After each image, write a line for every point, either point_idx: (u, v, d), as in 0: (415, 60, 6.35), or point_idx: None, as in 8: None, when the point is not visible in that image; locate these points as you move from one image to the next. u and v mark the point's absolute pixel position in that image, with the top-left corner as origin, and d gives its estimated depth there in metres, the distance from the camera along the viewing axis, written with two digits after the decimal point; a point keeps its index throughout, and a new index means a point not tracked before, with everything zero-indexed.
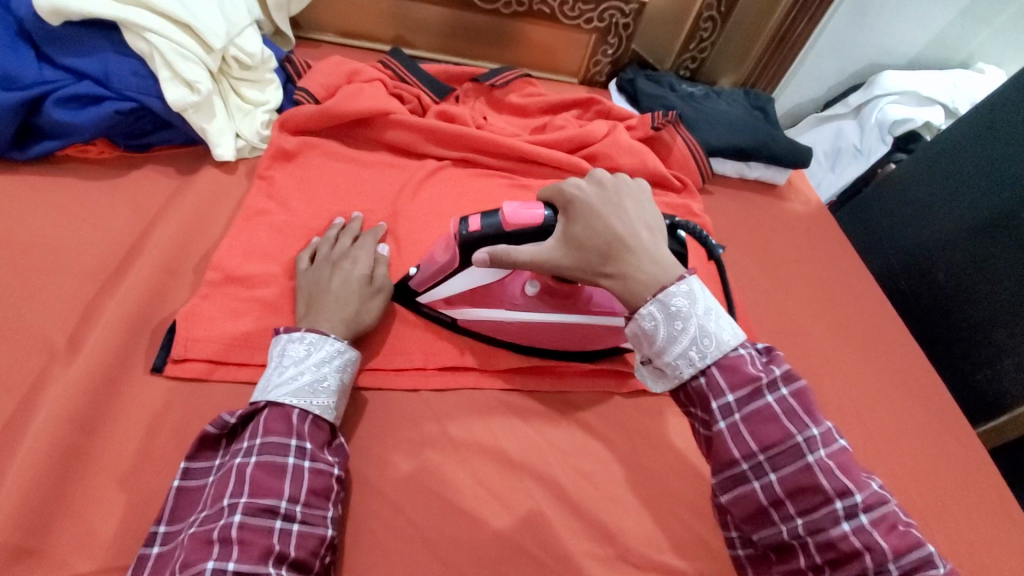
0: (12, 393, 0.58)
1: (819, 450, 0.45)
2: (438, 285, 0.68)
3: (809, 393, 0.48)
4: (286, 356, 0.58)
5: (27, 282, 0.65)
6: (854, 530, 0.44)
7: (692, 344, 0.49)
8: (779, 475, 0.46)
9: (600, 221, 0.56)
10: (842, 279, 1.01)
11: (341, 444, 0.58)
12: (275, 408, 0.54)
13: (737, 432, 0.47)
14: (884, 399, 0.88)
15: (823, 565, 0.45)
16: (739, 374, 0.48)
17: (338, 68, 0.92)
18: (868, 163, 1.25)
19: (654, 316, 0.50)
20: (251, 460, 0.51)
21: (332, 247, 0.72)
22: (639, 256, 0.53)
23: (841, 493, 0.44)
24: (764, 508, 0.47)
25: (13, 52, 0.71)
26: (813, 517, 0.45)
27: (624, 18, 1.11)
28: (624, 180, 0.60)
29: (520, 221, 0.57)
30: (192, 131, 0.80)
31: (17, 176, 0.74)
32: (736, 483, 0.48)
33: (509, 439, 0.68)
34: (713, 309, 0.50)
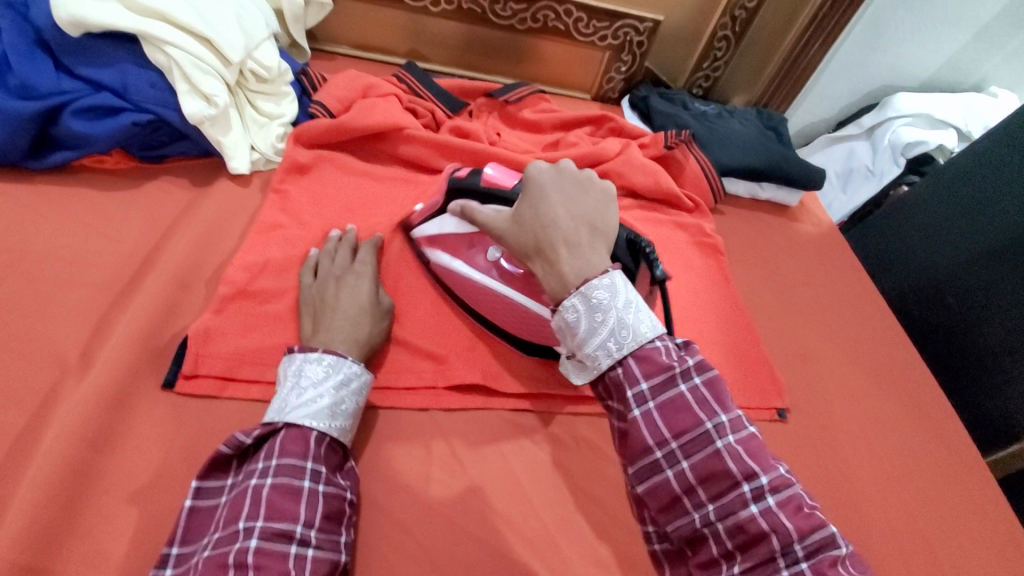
0: (24, 407, 0.58)
1: (727, 436, 0.48)
2: (430, 219, 0.76)
3: (720, 383, 0.51)
4: (305, 377, 0.58)
5: (41, 294, 0.65)
6: (762, 511, 0.46)
7: (611, 336, 0.51)
8: (690, 462, 0.49)
9: (543, 208, 0.57)
10: (852, 303, 1.00)
11: (351, 467, 0.58)
12: (293, 429, 0.54)
13: (652, 420, 0.50)
14: (895, 426, 0.87)
15: (733, 550, 0.47)
16: (653, 363, 0.51)
17: (355, 82, 0.93)
18: (880, 184, 1.25)
19: (577, 308, 0.52)
20: (267, 481, 0.51)
21: (333, 262, 0.72)
22: (569, 248, 0.55)
23: (747, 476, 0.47)
24: (678, 495, 0.49)
25: (32, 62, 0.72)
26: (723, 502, 0.48)
27: (638, 36, 1.12)
28: (588, 179, 0.61)
29: (491, 180, 0.70)
30: (207, 143, 0.80)
31: (32, 185, 0.74)
32: (652, 472, 0.50)
33: (519, 461, 0.67)
34: (633, 303, 0.52)
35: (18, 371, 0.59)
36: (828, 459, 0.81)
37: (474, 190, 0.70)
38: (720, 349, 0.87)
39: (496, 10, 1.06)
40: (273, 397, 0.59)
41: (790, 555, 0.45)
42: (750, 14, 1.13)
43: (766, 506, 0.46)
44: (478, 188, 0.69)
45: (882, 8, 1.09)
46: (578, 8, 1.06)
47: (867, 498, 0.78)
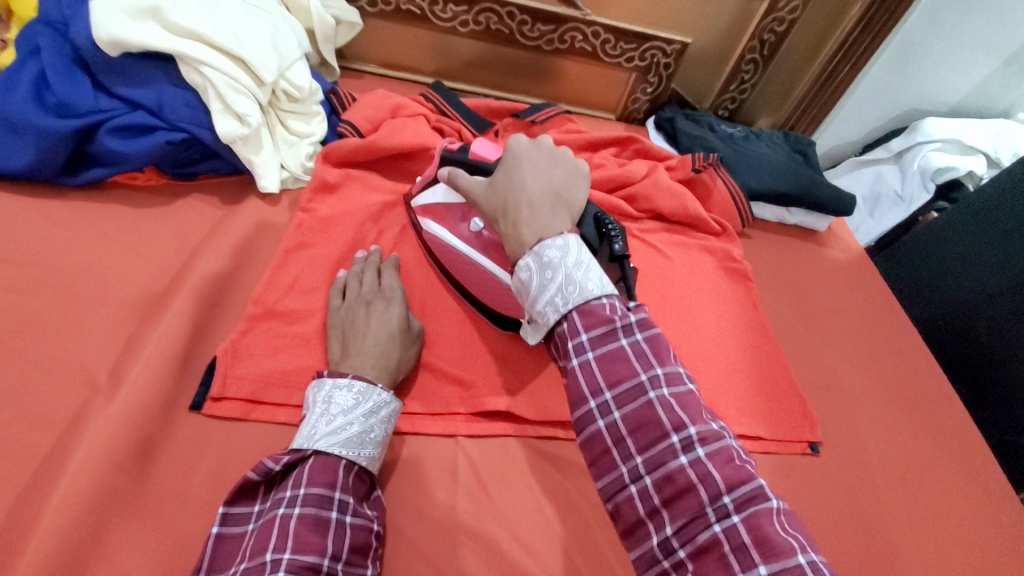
0: (54, 426, 0.57)
1: (660, 388, 0.48)
2: (426, 189, 0.80)
3: (660, 339, 0.50)
4: (334, 404, 0.57)
5: (73, 311, 0.65)
6: (691, 462, 0.45)
7: (558, 292, 0.50)
8: (623, 413, 0.48)
9: (515, 173, 0.60)
10: (884, 333, 0.98)
11: (378, 497, 0.58)
12: (321, 458, 0.54)
13: (588, 370, 0.49)
14: (930, 463, 0.84)
15: (660, 502, 0.46)
16: (595, 317, 0.49)
17: (383, 102, 0.93)
18: (909, 210, 1.22)
19: (530, 267, 0.52)
20: (294, 511, 0.50)
21: (361, 285, 0.72)
22: (532, 204, 0.57)
23: (677, 426, 0.46)
24: (609, 448, 0.48)
25: (71, 81, 0.73)
26: (653, 453, 0.47)
27: (665, 58, 1.12)
28: (563, 154, 0.64)
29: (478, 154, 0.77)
30: (238, 161, 0.80)
31: (65, 203, 0.74)
32: (586, 423, 0.49)
33: (546, 492, 0.66)
34: (583, 262, 0.51)
35: (46, 392, 0.59)
36: (863, 497, 0.78)
37: (459, 160, 0.72)
38: (750, 378, 0.85)
39: (524, 32, 1.06)
40: (301, 422, 0.59)
41: (721, 509, 0.43)
42: (779, 37, 1.12)
43: (696, 457, 0.45)
44: (463, 161, 0.71)
45: (912, 32, 1.08)
46: (606, 30, 1.06)
47: (904, 538, 0.75)
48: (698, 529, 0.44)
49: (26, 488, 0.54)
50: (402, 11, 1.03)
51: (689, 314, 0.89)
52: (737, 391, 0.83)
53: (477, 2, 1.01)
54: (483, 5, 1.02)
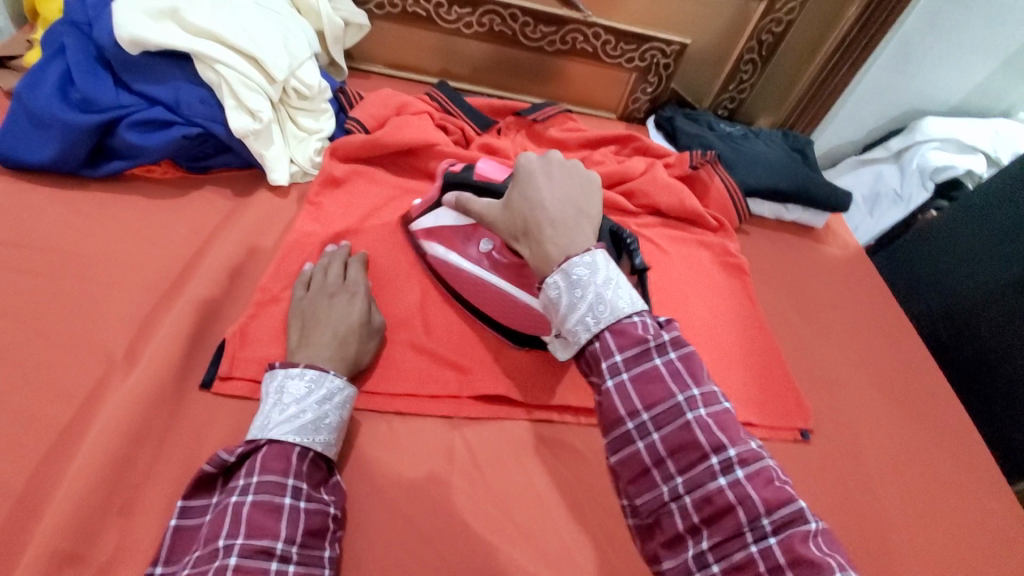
0: (72, 400, 0.61)
1: (698, 408, 0.48)
2: (427, 212, 0.80)
3: (695, 357, 0.50)
4: (286, 393, 0.59)
5: (91, 294, 0.68)
6: (730, 483, 0.46)
7: (589, 311, 0.51)
8: (661, 434, 0.48)
9: (532, 192, 0.60)
10: (878, 328, 0.99)
11: (336, 482, 0.60)
12: (275, 446, 0.55)
13: (624, 390, 0.49)
14: (921, 453, 0.85)
15: (699, 523, 0.46)
16: (628, 336, 0.50)
17: (389, 100, 0.96)
18: (908, 209, 1.23)
19: (558, 285, 0.53)
20: (247, 499, 0.52)
21: (326, 277, 0.74)
22: (555, 225, 0.57)
23: (715, 447, 0.47)
24: (647, 469, 0.49)
25: (93, 78, 0.77)
26: (691, 474, 0.47)
27: (664, 58, 1.14)
28: (573, 165, 0.63)
29: (484, 176, 0.73)
30: (249, 156, 0.84)
31: (86, 193, 0.78)
32: (623, 444, 0.49)
33: (539, 472, 0.68)
34: (613, 280, 0.52)
35: (67, 368, 0.63)
36: (852, 484, 0.80)
37: (469, 183, 0.73)
38: (744, 368, 0.87)
39: (526, 33, 1.09)
40: (255, 414, 0.61)
41: (760, 531, 0.44)
42: (777, 38, 1.14)
43: (735, 478, 0.46)
44: (473, 181, 0.72)
45: (911, 31, 1.10)
46: (606, 31, 1.09)
47: (893, 524, 0.77)
48: (736, 549, 0.44)
49: (47, 457, 0.57)
50: (408, 13, 1.07)
51: (685, 306, 0.91)
52: (730, 381, 0.85)
53: (481, 4, 1.05)
54: (486, 8, 1.05)
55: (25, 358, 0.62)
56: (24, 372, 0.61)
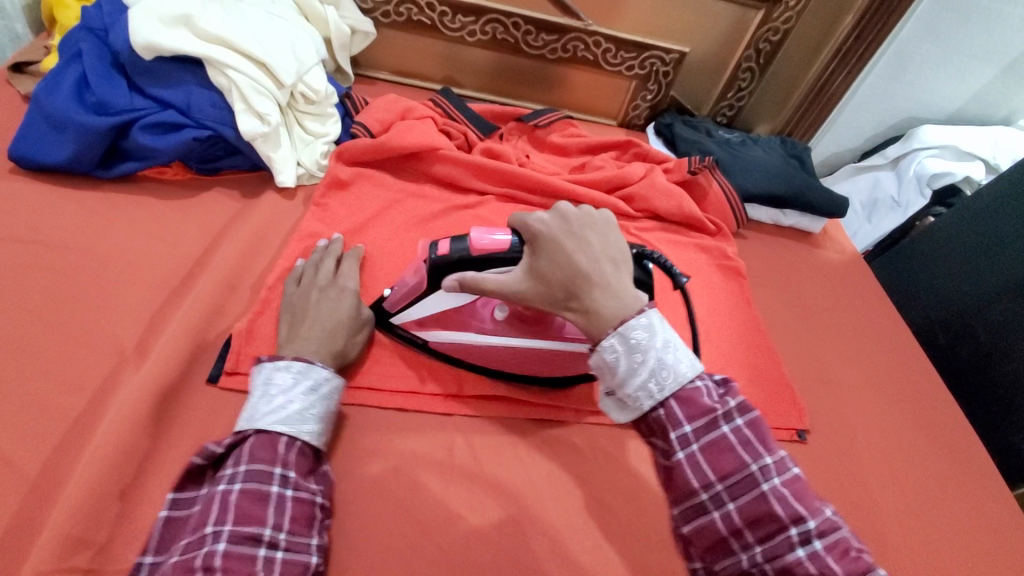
0: (85, 391, 0.63)
1: (773, 478, 0.49)
2: (412, 305, 0.71)
3: (762, 425, 0.52)
4: (274, 384, 0.61)
5: (103, 290, 0.71)
6: (809, 555, 0.45)
7: (652, 377, 0.54)
8: (736, 504, 0.49)
9: (565, 256, 0.58)
10: (874, 331, 1.00)
11: (325, 472, 0.61)
12: (263, 436, 0.57)
13: (696, 462, 0.51)
14: (917, 454, 0.86)
15: None
16: (696, 406, 0.53)
17: (393, 106, 0.98)
18: (905, 216, 1.25)
19: (616, 348, 0.54)
20: (235, 487, 0.54)
21: (316, 273, 0.75)
22: (600, 289, 0.57)
23: (794, 518, 0.47)
24: (725, 537, 0.50)
25: (108, 82, 0.79)
26: (770, 544, 0.47)
27: (664, 66, 1.16)
28: (590, 214, 0.62)
29: (484, 248, 0.61)
30: (257, 158, 0.86)
31: (99, 193, 0.81)
32: (697, 513, 0.51)
33: (537, 468, 0.70)
34: (671, 342, 0.54)
35: (80, 360, 0.65)
36: (847, 483, 0.80)
37: (468, 260, 0.62)
38: (742, 369, 0.88)
39: (528, 41, 1.12)
40: (245, 405, 0.62)
41: None
42: (775, 47, 1.16)
43: (814, 550, 0.45)
44: (473, 258, 0.61)
45: (907, 41, 1.12)
46: (606, 39, 1.11)
47: (888, 524, 0.77)
48: None
49: (61, 444, 0.59)
50: (413, 22, 1.09)
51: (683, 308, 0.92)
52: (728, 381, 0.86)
53: (484, 13, 1.07)
54: (489, 16, 1.08)
55: (40, 350, 0.65)
56: (40, 364, 0.64)
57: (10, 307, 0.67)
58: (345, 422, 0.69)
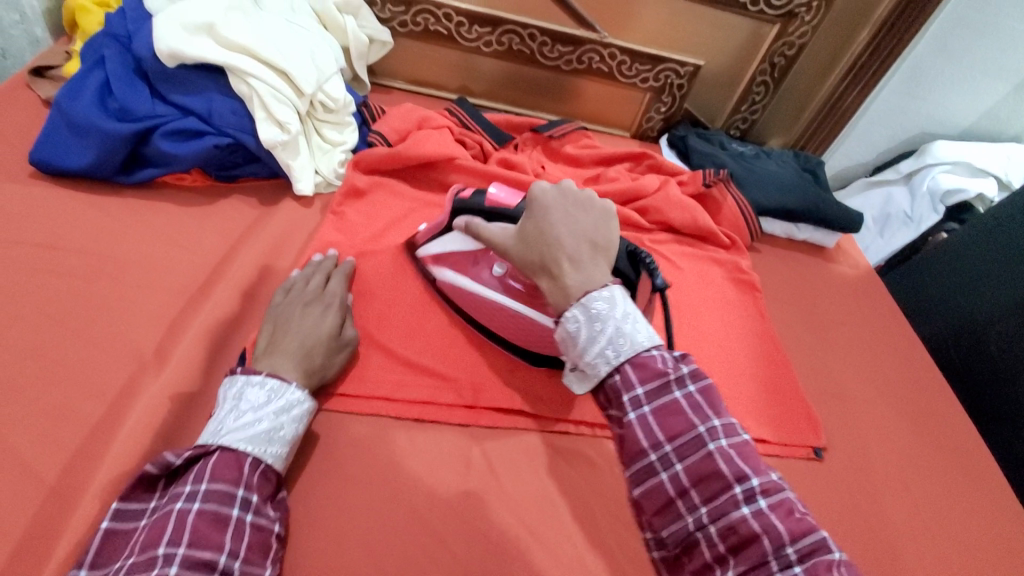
0: (104, 397, 0.63)
1: (719, 439, 0.52)
2: (435, 238, 0.80)
3: (713, 390, 0.54)
4: (245, 400, 0.59)
5: (123, 296, 0.71)
6: (753, 513, 0.49)
7: (609, 344, 0.55)
8: (684, 465, 0.52)
9: (548, 228, 0.61)
10: (888, 347, 1.00)
11: (282, 498, 0.60)
12: (227, 453, 0.55)
13: (646, 423, 0.53)
14: (933, 472, 0.85)
15: (725, 552, 0.49)
16: (648, 369, 0.54)
17: (410, 115, 0.99)
18: (918, 231, 1.25)
19: (577, 318, 0.56)
20: (193, 507, 0.52)
21: (305, 288, 0.74)
22: (571, 264, 0.59)
23: (738, 477, 0.50)
24: (672, 499, 0.52)
25: (131, 89, 0.80)
26: (716, 504, 0.50)
27: (678, 79, 1.16)
28: (590, 200, 0.64)
29: (496, 201, 0.73)
30: (276, 166, 0.86)
31: (120, 199, 0.81)
32: (646, 476, 0.53)
33: (553, 481, 0.69)
34: (631, 314, 0.55)
35: (100, 366, 0.65)
36: (865, 503, 0.80)
37: (480, 208, 0.73)
38: (757, 383, 0.87)
39: (544, 52, 1.12)
40: (210, 420, 0.61)
41: (784, 559, 0.46)
42: (789, 61, 1.16)
43: (758, 508, 0.49)
44: (484, 207, 0.73)
45: (921, 56, 1.12)
46: (621, 51, 1.11)
47: (905, 544, 0.76)
48: None
49: (78, 452, 0.59)
50: (430, 32, 1.10)
51: (698, 321, 0.92)
52: (744, 396, 0.85)
53: (500, 24, 1.08)
54: (506, 27, 1.08)
55: (60, 357, 0.65)
56: (60, 370, 0.64)
57: (30, 313, 0.67)
58: (363, 433, 0.69)
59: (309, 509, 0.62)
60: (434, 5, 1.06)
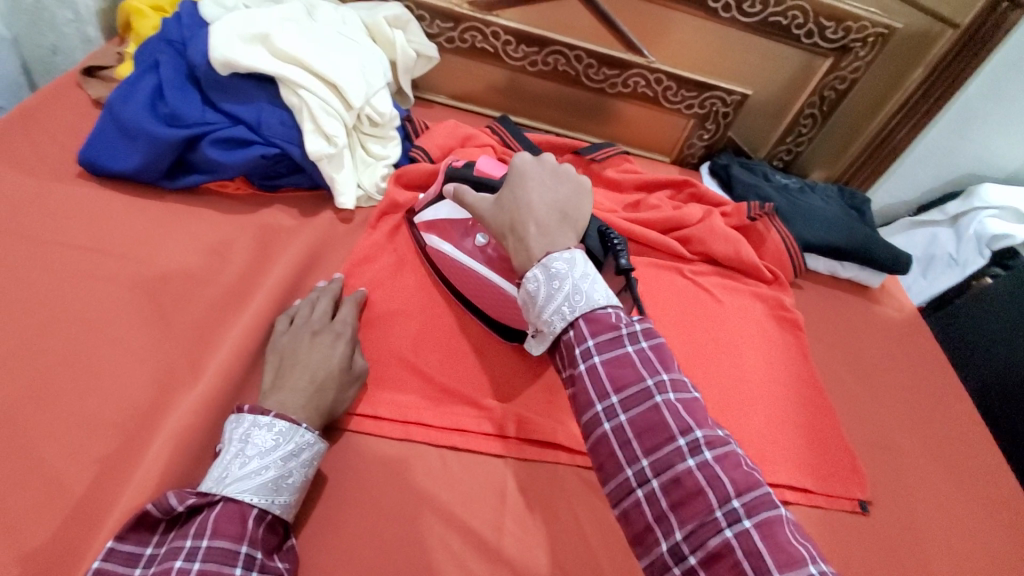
0: (141, 409, 0.62)
1: (666, 393, 0.50)
2: (431, 205, 0.83)
3: (664, 347, 0.53)
4: (251, 444, 0.56)
5: (163, 304, 0.70)
6: (698, 465, 0.47)
7: (565, 301, 0.54)
8: (628, 416, 0.50)
9: (521, 192, 0.62)
10: (936, 396, 0.96)
11: (290, 546, 0.57)
12: (231, 506, 0.53)
13: (595, 373, 0.51)
14: (984, 536, 0.80)
15: (666, 506, 0.47)
16: (601, 323, 0.53)
17: (454, 132, 0.98)
18: (963, 274, 1.16)
19: (537, 278, 0.55)
20: (192, 567, 0.48)
21: (308, 314, 0.72)
22: (535, 224, 0.58)
23: (683, 431, 0.48)
24: (615, 452, 0.50)
25: (183, 95, 0.80)
26: (661, 456, 0.48)
27: (724, 107, 1.14)
28: (565, 173, 0.65)
29: (484, 172, 0.79)
30: (319, 178, 0.86)
31: (163, 203, 0.81)
32: (592, 427, 0.51)
33: (590, 521, 0.67)
34: (589, 274, 0.55)
35: (137, 376, 0.64)
36: (912, 563, 0.75)
37: (467, 177, 0.77)
38: (799, 429, 0.84)
39: (589, 74, 1.11)
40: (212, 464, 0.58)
41: (731, 514, 0.45)
42: (840, 95, 1.14)
43: (703, 460, 0.47)
44: (470, 176, 0.77)
45: (973, 97, 1.08)
46: (668, 77, 1.10)
47: None
48: (708, 534, 0.45)
49: (114, 465, 0.58)
50: (476, 49, 1.09)
51: (738, 359, 0.89)
52: (786, 442, 0.82)
53: (548, 44, 1.07)
54: (552, 48, 1.07)
55: (98, 363, 0.64)
56: (98, 377, 0.63)
57: (70, 316, 0.67)
58: (398, 459, 0.67)
59: (340, 537, 0.61)
60: (482, 22, 1.05)
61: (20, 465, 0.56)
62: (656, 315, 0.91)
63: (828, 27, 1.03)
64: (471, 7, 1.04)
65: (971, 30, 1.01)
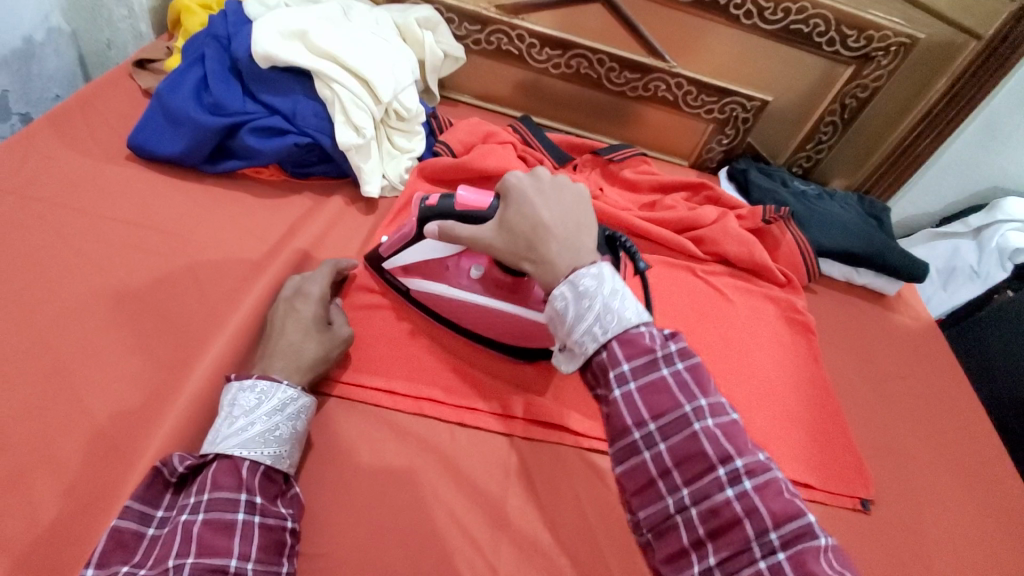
0: (174, 370, 0.67)
1: (705, 419, 0.52)
2: (400, 251, 0.77)
3: (701, 368, 0.54)
4: (236, 406, 0.60)
5: (197, 277, 0.75)
6: (736, 495, 0.49)
7: (596, 321, 0.55)
8: (668, 444, 0.52)
9: (529, 209, 0.63)
10: (948, 404, 0.95)
11: (295, 494, 0.61)
12: (224, 460, 0.56)
13: (632, 400, 0.53)
14: (989, 544, 0.80)
15: (704, 535, 0.50)
16: (636, 347, 0.54)
17: (477, 129, 1.02)
18: (985, 286, 1.15)
19: (566, 297, 0.57)
20: (197, 518, 0.53)
21: (292, 284, 0.75)
22: (557, 241, 0.61)
23: (722, 459, 0.50)
24: (653, 479, 0.53)
25: (225, 85, 0.86)
26: (699, 485, 0.51)
27: (744, 113, 1.16)
28: (562, 181, 0.67)
29: (468, 204, 0.67)
30: (347, 167, 0.91)
31: (202, 185, 0.86)
32: (629, 453, 0.54)
33: (591, 500, 0.69)
34: (618, 291, 0.56)
35: (171, 340, 0.69)
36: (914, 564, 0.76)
37: (451, 213, 0.67)
38: (804, 429, 0.85)
39: (610, 78, 1.14)
40: (212, 425, 0.62)
41: (767, 546, 0.47)
42: (862, 104, 1.14)
43: (742, 490, 0.49)
44: (454, 211, 0.67)
45: (999, 108, 1.08)
46: (688, 82, 1.12)
47: None
48: (743, 563, 0.47)
49: (146, 420, 0.63)
50: (501, 51, 1.13)
51: (746, 358, 0.90)
52: (790, 440, 0.83)
53: (571, 48, 1.10)
54: (575, 51, 1.11)
55: (136, 327, 0.69)
56: (136, 339, 0.68)
57: (113, 282, 0.72)
58: (408, 431, 0.70)
59: (351, 499, 0.64)
60: (508, 26, 1.09)
61: (64, 414, 0.61)
62: (667, 310, 0.93)
63: (849, 35, 1.04)
64: (498, 11, 1.08)
65: (995, 42, 1.01)
